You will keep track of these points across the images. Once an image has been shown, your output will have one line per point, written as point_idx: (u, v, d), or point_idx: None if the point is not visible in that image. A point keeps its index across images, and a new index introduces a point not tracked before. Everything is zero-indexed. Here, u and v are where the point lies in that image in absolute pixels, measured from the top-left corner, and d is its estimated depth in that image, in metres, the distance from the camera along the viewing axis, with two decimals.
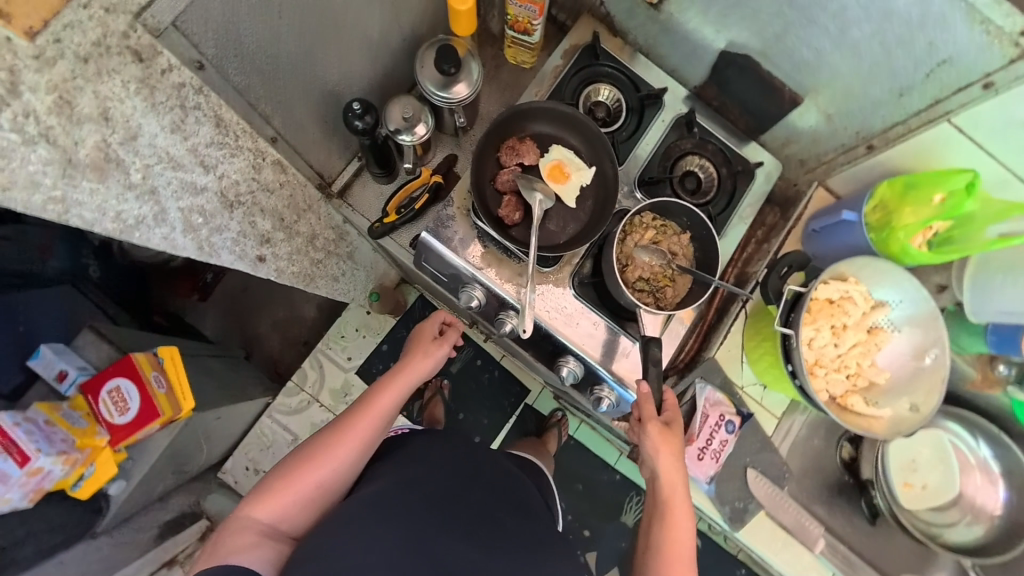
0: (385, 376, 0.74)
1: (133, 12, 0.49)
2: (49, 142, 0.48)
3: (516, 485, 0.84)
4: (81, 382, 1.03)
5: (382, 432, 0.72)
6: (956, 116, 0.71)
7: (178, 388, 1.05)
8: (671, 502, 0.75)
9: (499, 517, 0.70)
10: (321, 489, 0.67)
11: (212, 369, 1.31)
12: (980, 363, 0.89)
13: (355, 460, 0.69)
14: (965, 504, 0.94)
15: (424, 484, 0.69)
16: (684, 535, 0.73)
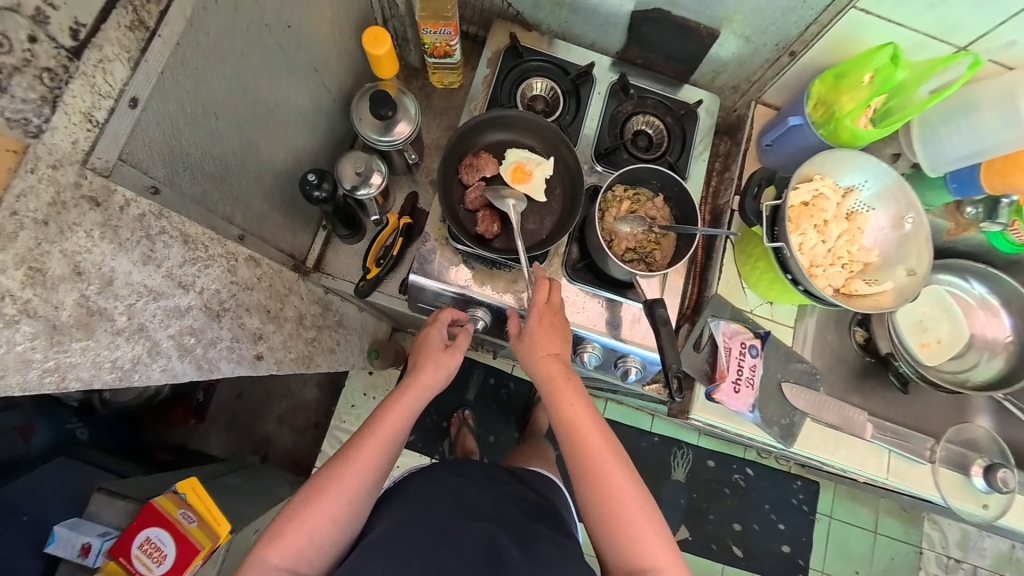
0: (392, 399, 0.73)
1: (80, 160, 0.44)
2: (31, 316, 0.44)
3: (537, 499, 0.85)
4: (109, 548, 0.97)
5: (392, 453, 0.72)
6: (860, 2, 0.75)
7: (209, 515, 1.00)
8: (552, 384, 0.70)
9: (501, 541, 0.68)
10: (339, 524, 0.67)
11: (233, 485, 1.25)
12: (950, 212, 0.97)
13: (367, 490, 0.69)
14: (980, 343, 1.01)
15: (420, 521, 0.71)
16: (574, 410, 0.68)
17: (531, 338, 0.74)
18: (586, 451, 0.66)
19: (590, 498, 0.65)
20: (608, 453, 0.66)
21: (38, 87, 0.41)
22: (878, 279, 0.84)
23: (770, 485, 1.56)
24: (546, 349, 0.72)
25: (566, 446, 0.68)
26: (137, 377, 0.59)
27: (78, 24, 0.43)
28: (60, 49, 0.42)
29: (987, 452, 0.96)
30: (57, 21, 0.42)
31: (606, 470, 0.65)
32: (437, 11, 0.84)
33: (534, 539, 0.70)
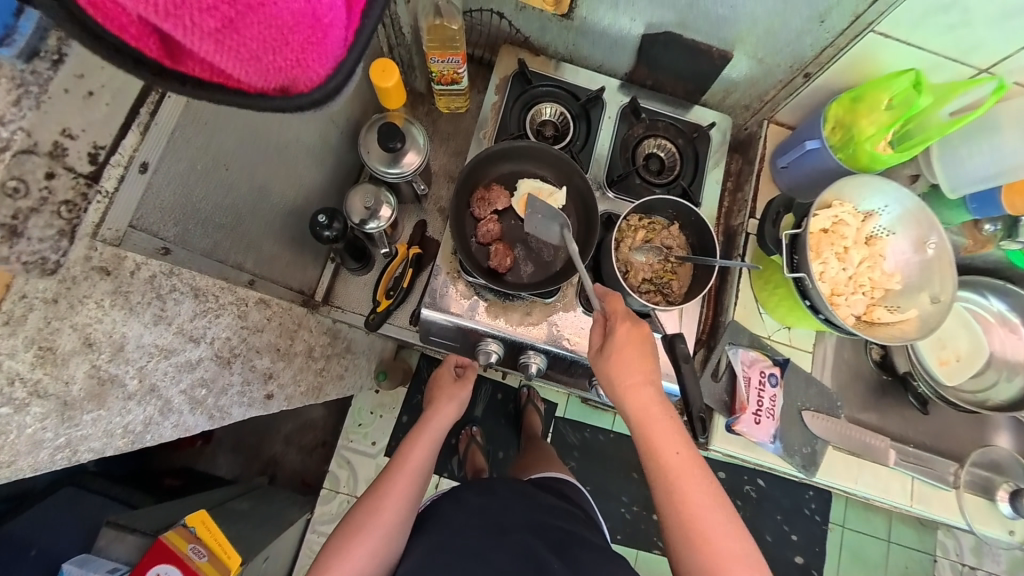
0: (415, 430, 0.81)
1: (89, 233, 0.41)
2: (42, 397, 0.42)
3: (559, 502, 0.86)
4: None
5: (420, 489, 0.77)
6: (880, 25, 0.73)
7: (220, 549, 0.97)
8: (641, 410, 0.65)
9: (540, 554, 0.68)
10: (376, 558, 0.70)
11: (244, 511, 1.21)
12: (968, 228, 0.94)
13: (399, 524, 0.73)
14: (999, 361, 0.99)
15: (455, 551, 0.69)
16: (671, 445, 0.63)
17: (618, 358, 0.67)
18: (672, 469, 0.62)
19: (685, 542, 0.60)
20: (707, 494, 0.61)
21: (57, 223, 0.38)
22: (900, 306, 0.83)
23: (783, 494, 1.52)
24: (633, 372, 0.66)
25: (662, 483, 0.62)
26: (148, 436, 0.58)
27: (98, 147, 0.40)
28: (79, 180, 0.39)
29: (1011, 475, 0.95)
30: (77, 150, 0.38)
31: (704, 512, 0.60)
32: (444, 41, 0.82)
33: (565, 545, 0.71)
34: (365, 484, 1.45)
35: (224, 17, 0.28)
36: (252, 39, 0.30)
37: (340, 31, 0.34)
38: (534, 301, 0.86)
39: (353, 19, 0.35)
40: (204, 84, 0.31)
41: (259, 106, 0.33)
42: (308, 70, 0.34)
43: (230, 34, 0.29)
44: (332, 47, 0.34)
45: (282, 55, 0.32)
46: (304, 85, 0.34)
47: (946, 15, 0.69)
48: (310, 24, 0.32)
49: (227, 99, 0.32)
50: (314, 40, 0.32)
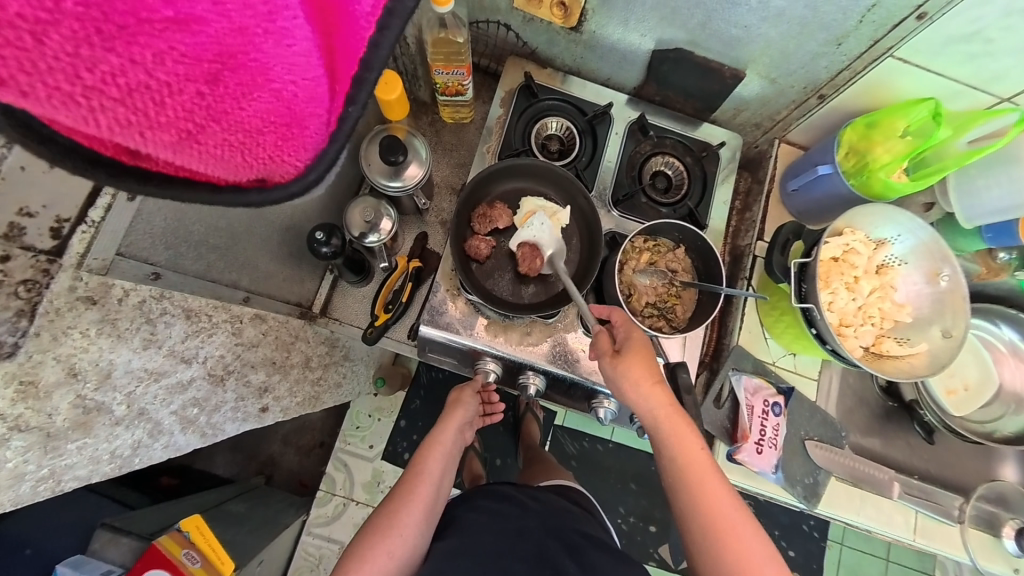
0: (429, 438, 0.82)
1: (75, 264, 0.43)
2: (23, 430, 0.42)
3: (568, 505, 0.84)
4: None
5: (438, 496, 0.76)
6: (899, 51, 0.71)
7: (215, 553, 0.93)
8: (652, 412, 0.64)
9: (554, 556, 0.66)
10: (396, 560, 0.67)
11: (238, 512, 1.17)
12: (981, 256, 0.91)
13: (419, 525, 0.71)
14: (1008, 395, 0.96)
15: (470, 553, 0.66)
16: (693, 442, 0.63)
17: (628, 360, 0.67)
18: (695, 467, 0.62)
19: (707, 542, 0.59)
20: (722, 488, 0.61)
21: (14, 303, 0.39)
22: (910, 339, 0.81)
23: (782, 509, 1.49)
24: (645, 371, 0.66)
25: (682, 481, 0.62)
26: (137, 459, 0.59)
27: (60, 220, 0.42)
28: (39, 256, 0.41)
29: (1018, 511, 0.92)
30: (37, 227, 0.40)
31: (722, 507, 0.60)
32: (450, 54, 0.80)
33: (582, 548, 0.69)
34: (361, 487, 1.43)
35: (184, 129, 0.28)
36: (216, 146, 0.30)
37: (320, 118, 0.34)
38: (535, 320, 0.84)
39: (337, 103, 0.34)
40: (163, 177, 0.30)
41: (231, 200, 0.34)
42: (283, 163, 0.34)
43: (190, 144, 0.29)
44: (312, 137, 0.34)
45: (253, 154, 0.32)
46: (280, 177, 0.35)
47: (967, 44, 0.68)
48: (283, 122, 0.32)
49: (193, 195, 0.32)
50: (287, 135, 0.33)
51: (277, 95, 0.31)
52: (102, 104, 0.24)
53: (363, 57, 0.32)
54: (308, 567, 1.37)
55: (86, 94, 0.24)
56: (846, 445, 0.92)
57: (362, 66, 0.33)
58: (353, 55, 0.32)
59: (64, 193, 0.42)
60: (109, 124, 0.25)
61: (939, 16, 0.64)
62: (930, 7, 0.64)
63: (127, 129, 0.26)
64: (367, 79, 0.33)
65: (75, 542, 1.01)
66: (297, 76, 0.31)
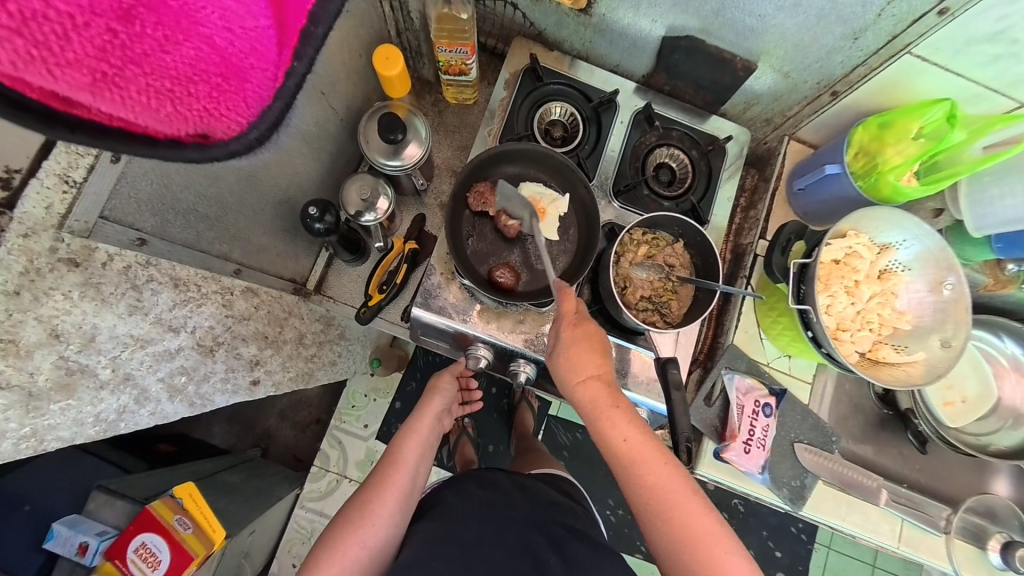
0: (401, 431, 0.82)
1: (55, 225, 0.44)
2: (3, 389, 0.44)
3: (554, 494, 0.84)
4: (106, 549, 0.92)
5: (414, 486, 0.77)
6: (917, 48, 0.69)
7: (206, 520, 0.94)
8: (596, 404, 0.63)
9: (537, 547, 0.65)
10: (368, 550, 0.68)
11: (231, 481, 1.19)
12: (990, 267, 0.89)
13: (393, 514, 0.72)
14: (1005, 409, 0.95)
15: (454, 543, 0.65)
16: (621, 432, 0.61)
17: (569, 356, 0.64)
18: (628, 454, 0.60)
19: (656, 527, 0.58)
20: (672, 475, 0.59)
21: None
22: (908, 347, 0.79)
23: (772, 511, 1.49)
24: (587, 365, 0.64)
25: (623, 468, 0.60)
26: (123, 424, 0.61)
27: (10, 170, 0.43)
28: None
29: (1007, 525, 0.92)
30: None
31: (671, 494, 0.58)
32: (453, 32, 0.78)
33: (565, 541, 0.68)
34: (354, 465, 1.44)
35: (98, 70, 0.24)
36: (140, 92, 0.26)
37: (264, 72, 0.31)
38: (527, 309, 0.83)
39: (285, 57, 0.32)
40: (100, 131, 0.26)
41: (171, 157, 0.30)
42: (224, 118, 0.31)
43: (109, 88, 0.25)
44: (255, 93, 0.31)
45: (186, 105, 0.28)
46: (222, 134, 0.31)
47: (990, 44, 0.66)
48: (217, 71, 0.29)
49: (127, 150, 0.27)
50: (223, 87, 0.29)
51: (207, 41, 0.28)
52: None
53: (312, 11, 0.32)
54: (299, 540, 1.40)
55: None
56: (837, 450, 0.91)
57: (310, 21, 0.32)
58: (300, 8, 0.31)
59: (13, 145, 0.42)
60: (10, 59, 0.22)
61: (962, 13, 0.62)
62: (953, 3, 0.61)
63: (32, 65, 0.22)
64: (315, 34, 0.33)
65: (69, 502, 1.02)
66: (231, 22, 0.28)
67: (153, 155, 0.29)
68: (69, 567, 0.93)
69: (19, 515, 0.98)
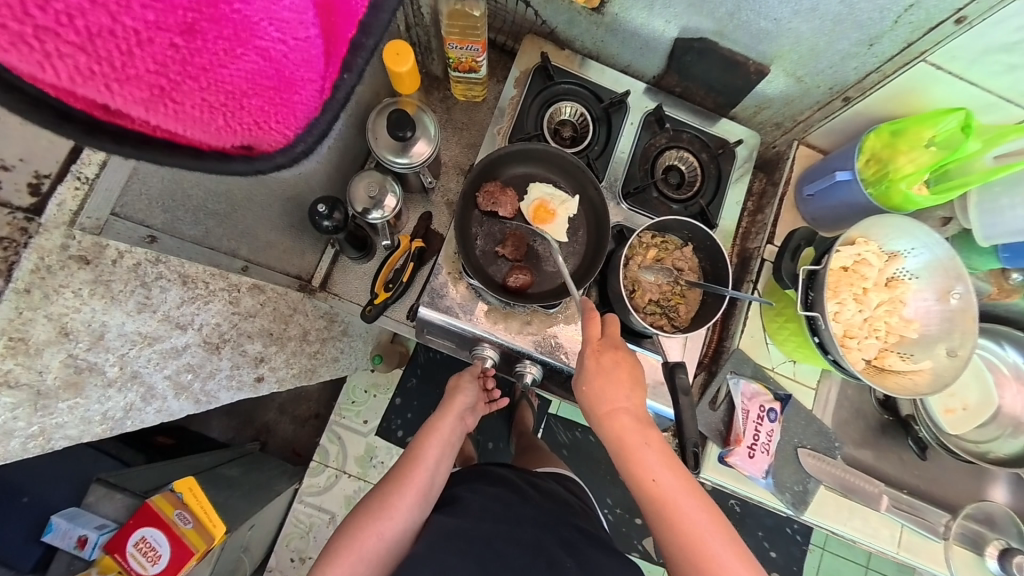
0: (424, 427, 0.81)
1: (67, 222, 0.46)
2: (12, 387, 0.44)
3: (565, 495, 0.84)
4: (106, 542, 0.91)
5: (433, 483, 0.76)
6: (933, 55, 0.68)
7: (205, 515, 0.93)
8: (622, 439, 0.61)
9: (551, 549, 0.65)
10: (386, 542, 0.69)
11: (231, 476, 1.18)
12: (995, 276, 0.89)
13: (411, 509, 0.72)
14: (1005, 417, 0.95)
15: (466, 538, 0.64)
16: (650, 471, 0.59)
17: (595, 387, 0.63)
18: (658, 493, 0.58)
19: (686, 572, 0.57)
20: (701, 514, 0.58)
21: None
22: (914, 355, 0.80)
23: (767, 512, 1.49)
24: (614, 396, 0.62)
25: (653, 506, 0.59)
26: (129, 421, 0.61)
27: (38, 176, 0.46)
28: (17, 214, 0.44)
29: (1004, 532, 0.92)
30: (13, 182, 0.44)
31: (703, 537, 0.57)
32: (465, 28, 0.77)
33: (578, 543, 0.68)
34: (353, 461, 1.44)
35: (156, 85, 0.25)
36: (194, 107, 0.27)
37: (312, 84, 0.31)
38: (535, 310, 0.83)
39: (332, 68, 0.31)
40: (144, 141, 0.27)
41: (214, 169, 0.30)
42: (272, 131, 0.31)
43: (165, 102, 0.26)
44: (303, 106, 0.31)
45: (236, 119, 0.29)
46: (268, 146, 0.31)
47: (1007, 54, 0.66)
48: (271, 85, 0.29)
49: (172, 161, 0.28)
50: (274, 100, 0.29)
51: (262, 54, 0.28)
52: (58, 49, 0.22)
53: (363, 20, 0.31)
54: (298, 535, 1.39)
55: (38, 35, 0.21)
56: (839, 455, 0.92)
57: (361, 30, 0.31)
58: (351, 16, 0.30)
59: (42, 148, 0.45)
60: (69, 74, 0.23)
61: (980, 22, 0.62)
62: (971, 12, 0.61)
63: (90, 81, 0.23)
64: (365, 45, 0.32)
65: (68, 494, 1.02)
66: (286, 33, 0.28)
67: (197, 166, 0.30)
68: (66, 561, 0.93)
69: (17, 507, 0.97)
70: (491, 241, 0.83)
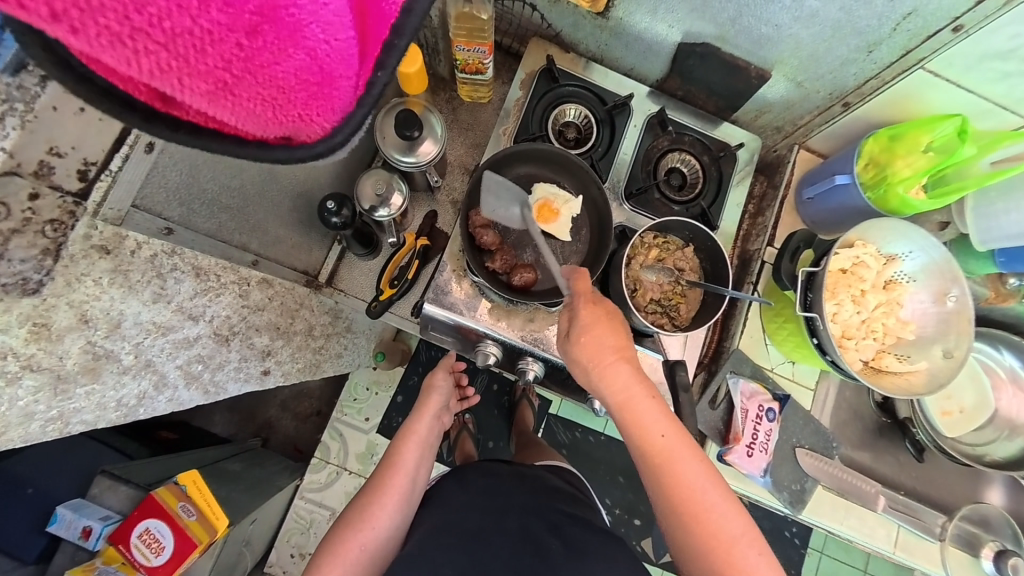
0: (400, 433, 0.82)
1: (91, 212, 0.46)
2: (34, 370, 0.46)
3: (559, 482, 0.84)
4: (110, 533, 0.93)
5: (415, 488, 0.78)
6: (931, 63, 0.70)
7: (209, 508, 0.93)
8: (620, 392, 0.60)
9: (538, 533, 0.65)
10: (368, 552, 0.70)
11: (234, 470, 1.20)
12: (991, 281, 0.91)
13: (393, 515, 0.74)
14: (1001, 420, 0.96)
15: (452, 538, 0.65)
16: (652, 426, 0.59)
17: (592, 338, 0.62)
18: (657, 450, 0.58)
19: (678, 525, 0.57)
20: (701, 470, 0.57)
21: (40, 243, 0.43)
22: (911, 357, 0.81)
23: (766, 513, 1.50)
24: (610, 346, 0.62)
25: (651, 463, 0.58)
26: (141, 410, 0.63)
27: (87, 163, 0.46)
28: (66, 198, 0.45)
29: (999, 534, 0.94)
30: (65, 167, 0.44)
31: (701, 493, 0.56)
32: (473, 31, 0.79)
33: (563, 525, 0.68)
34: (355, 458, 1.45)
35: (220, 80, 0.29)
36: (249, 99, 0.31)
37: (349, 81, 0.33)
38: (538, 308, 0.84)
39: (366, 66, 0.34)
40: (198, 129, 0.32)
41: (259, 155, 0.35)
42: (312, 123, 0.34)
43: (225, 95, 0.30)
44: (339, 100, 0.34)
45: (283, 111, 0.32)
46: (306, 136, 0.35)
47: (1003, 61, 0.67)
48: (315, 81, 0.32)
49: (223, 148, 0.33)
50: (316, 95, 0.32)
51: (311, 53, 0.30)
52: (146, 47, 0.26)
53: (394, 23, 0.33)
54: (299, 530, 1.41)
55: (132, 35, 0.26)
56: (836, 455, 0.93)
57: (393, 32, 0.33)
58: (383, 20, 0.33)
59: (91, 136, 0.45)
60: (151, 69, 0.27)
61: (976, 30, 0.63)
62: (967, 20, 0.62)
63: (167, 75, 0.28)
64: (397, 45, 0.34)
65: (74, 485, 1.03)
66: (331, 35, 0.30)
67: (244, 152, 0.34)
68: (72, 551, 0.94)
69: (23, 498, 0.98)
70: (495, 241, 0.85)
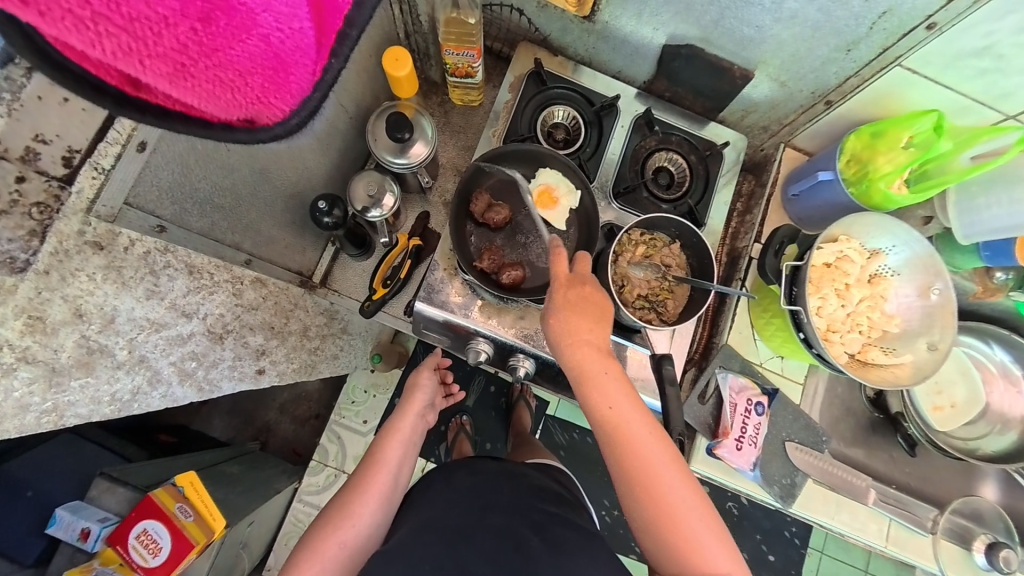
0: (384, 431, 0.83)
1: (84, 209, 0.47)
2: (29, 362, 0.48)
3: (553, 486, 0.85)
4: (107, 535, 0.94)
5: (397, 485, 0.79)
6: (908, 60, 0.72)
7: (206, 510, 0.94)
8: (582, 369, 0.61)
9: (519, 531, 0.66)
10: (348, 550, 0.71)
11: (231, 473, 1.20)
12: (979, 275, 0.92)
13: (374, 513, 0.75)
14: (993, 414, 0.97)
15: (439, 532, 0.66)
16: (610, 404, 0.59)
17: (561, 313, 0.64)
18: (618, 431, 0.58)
19: (636, 502, 0.57)
20: (657, 447, 0.58)
21: (27, 223, 0.44)
22: (897, 350, 0.82)
23: (764, 514, 1.50)
24: (578, 328, 0.63)
25: (611, 441, 0.59)
26: (136, 405, 0.64)
27: (72, 151, 0.47)
28: (52, 182, 0.46)
29: (991, 527, 0.94)
30: (51, 154, 0.45)
31: (660, 472, 0.57)
32: (461, 35, 0.81)
33: (546, 524, 0.68)
34: (352, 460, 1.46)
35: (178, 62, 0.27)
36: (208, 81, 0.29)
37: (305, 68, 0.33)
38: (528, 305, 0.85)
39: (322, 55, 0.34)
40: (165, 114, 0.30)
41: (222, 139, 0.33)
42: (271, 105, 0.33)
43: (185, 78, 0.28)
44: (297, 85, 0.34)
45: (242, 94, 0.31)
46: (267, 120, 0.34)
47: (979, 58, 0.68)
48: (270, 66, 0.31)
49: (186, 131, 0.31)
50: (274, 80, 0.32)
51: (265, 40, 0.30)
52: (107, 30, 0.24)
53: (346, 14, 0.34)
54: (297, 533, 1.41)
55: (93, 19, 0.24)
56: (827, 449, 0.93)
57: (346, 23, 0.34)
58: (337, 11, 0.33)
59: (75, 126, 0.47)
60: (113, 51, 0.25)
61: (949, 27, 0.65)
62: (940, 18, 0.64)
63: (129, 58, 0.26)
64: (350, 36, 0.35)
65: (71, 489, 1.04)
66: (285, 24, 0.30)
67: (208, 136, 0.32)
68: (69, 552, 0.95)
69: (22, 500, 0.99)
70: (485, 240, 0.86)
